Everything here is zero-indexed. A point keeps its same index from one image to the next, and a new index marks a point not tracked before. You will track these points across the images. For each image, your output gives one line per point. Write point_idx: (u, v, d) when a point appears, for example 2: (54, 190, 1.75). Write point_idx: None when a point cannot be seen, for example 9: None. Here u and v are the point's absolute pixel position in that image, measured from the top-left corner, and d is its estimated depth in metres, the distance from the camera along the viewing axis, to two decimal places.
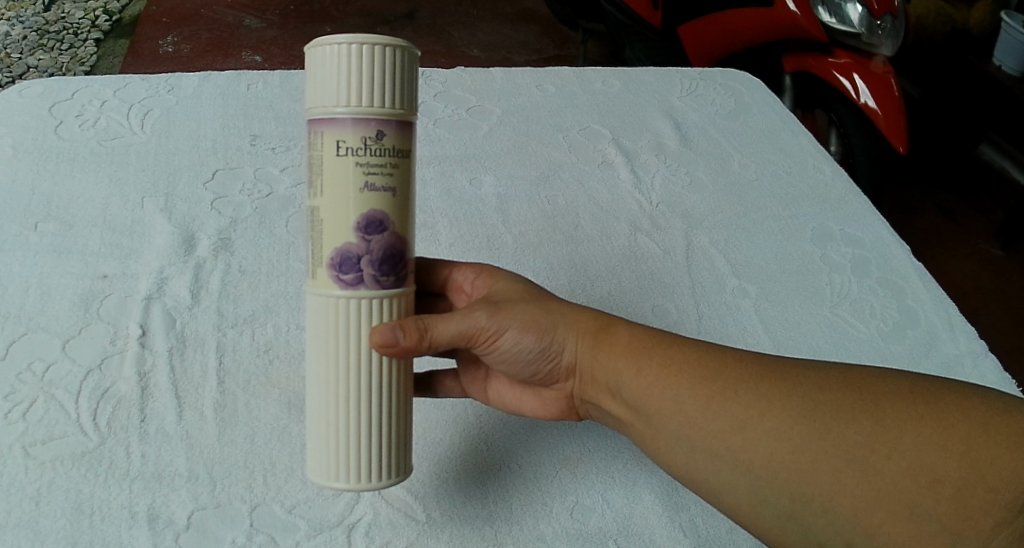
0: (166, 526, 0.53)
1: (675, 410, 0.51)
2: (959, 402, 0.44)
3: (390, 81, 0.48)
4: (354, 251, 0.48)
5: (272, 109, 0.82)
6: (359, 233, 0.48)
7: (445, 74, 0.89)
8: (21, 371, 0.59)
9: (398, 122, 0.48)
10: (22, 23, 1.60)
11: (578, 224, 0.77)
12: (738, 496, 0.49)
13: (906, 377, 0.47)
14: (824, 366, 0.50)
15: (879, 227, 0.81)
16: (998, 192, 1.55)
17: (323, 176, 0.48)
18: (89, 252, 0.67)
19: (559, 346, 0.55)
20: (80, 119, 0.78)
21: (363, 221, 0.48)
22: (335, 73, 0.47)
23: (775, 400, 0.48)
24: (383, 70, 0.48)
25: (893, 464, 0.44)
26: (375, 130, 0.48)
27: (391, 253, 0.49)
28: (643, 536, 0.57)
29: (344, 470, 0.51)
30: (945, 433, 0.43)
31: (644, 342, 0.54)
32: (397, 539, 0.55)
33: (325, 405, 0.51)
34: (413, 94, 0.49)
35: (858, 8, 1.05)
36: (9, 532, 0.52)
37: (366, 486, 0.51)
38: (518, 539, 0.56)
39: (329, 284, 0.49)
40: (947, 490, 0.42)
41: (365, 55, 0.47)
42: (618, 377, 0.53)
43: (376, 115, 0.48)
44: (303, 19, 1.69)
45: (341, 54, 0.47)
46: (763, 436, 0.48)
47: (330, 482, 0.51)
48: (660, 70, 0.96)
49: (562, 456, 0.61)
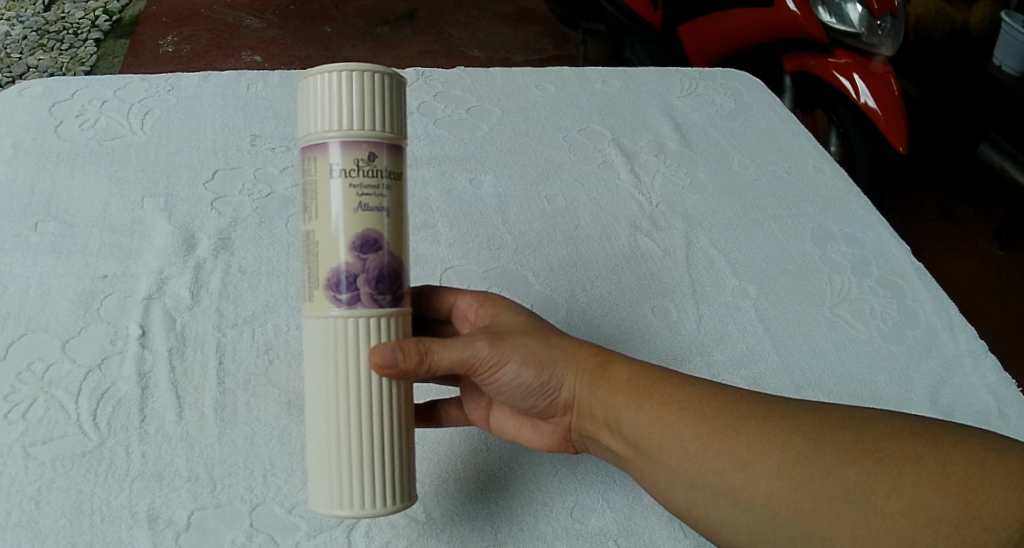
0: (166, 526, 0.53)
1: (676, 449, 0.50)
2: (953, 442, 0.46)
3: (380, 103, 0.49)
4: (351, 269, 0.48)
5: (272, 109, 0.82)
6: (354, 252, 0.48)
7: (445, 74, 0.89)
8: (21, 371, 0.59)
9: (389, 144, 0.49)
10: (22, 23, 1.60)
11: (578, 224, 0.77)
12: (737, 534, 0.49)
13: (901, 417, 0.48)
14: (821, 405, 0.50)
15: (878, 227, 0.81)
16: (999, 192, 1.55)
17: (317, 200, 0.49)
18: (89, 252, 0.67)
19: (558, 382, 0.54)
20: (80, 119, 0.78)
21: (358, 240, 0.48)
22: (324, 100, 0.48)
23: (774, 439, 0.48)
24: (373, 93, 0.48)
25: (892, 503, 0.45)
26: (367, 152, 0.48)
27: (387, 272, 0.49)
28: (643, 536, 0.57)
29: (346, 496, 0.50)
30: (942, 474, 0.45)
31: (643, 379, 0.53)
32: (397, 540, 0.55)
33: (324, 427, 0.51)
34: (403, 117, 0.50)
35: (858, 8, 1.05)
36: (9, 532, 0.52)
37: (370, 512, 0.50)
38: (518, 539, 0.56)
39: (326, 305, 0.49)
40: (945, 529, 0.43)
41: (353, 82, 0.48)
42: (617, 414, 0.53)
43: (368, 136, 0.48)
44: (303, 19, 1.69)
45: (329, 82, 0.48)
46: (763, 475, 0.48)
47: (331, 508, 0.50)
48: (660, 70, 0.96)
49: (562, 456, 0.61)
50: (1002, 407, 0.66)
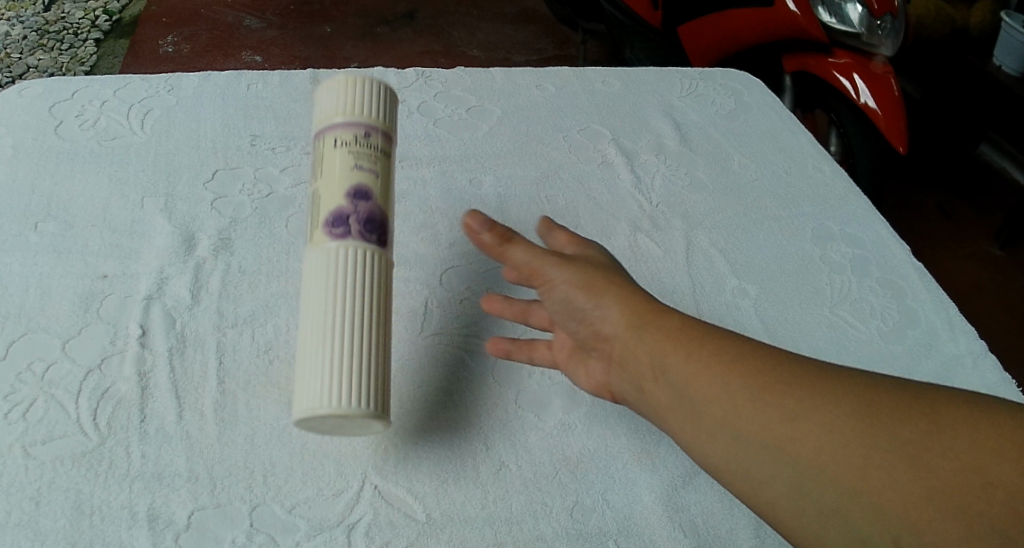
0: (166, 526, 0.52)
1: (721, 400, 0.51)
2: (1013, 420, 0.45)
3: (379, 101, 0.58)
4: (344, 211, 0.53)
5: (272, 110, 0.83)
6: (348, 198, 0.54)
7: (445, 74, 0.90)
8: (21, 371, 0.59)
9: (382, 131, 0.58)
10: (22, 23, 1.60)
11: (577, 224, 0.77)
12: (779, 492, 0.48)
13: (955, 394, 0.49)
14: (874, 376, 0.51)
15: (878, 227, 0.81)
16: (998, 192, 1.55)
17: (321, 165, 0.55)
18: (90, 253, 0.67)
19: (604, 310, 0.58)
20: (80, 119, 0.79)
21: (351, 191, 0.54)
22: (332, 94, 0.58)
23: (822, 394, 0.49)
24: (376, 95, 0.58)
25: (944, 462, 0.45)
26: (362, 132, 0.56)
27: (375, 217, 0.54)
28: (644, 536, 0.55)
29: (329, 391, 0.48)
30: (997, 442, 0.45)
31: (692, 333, 0.55)
32: (397, 539, 0.53)
33: (313, 332, 0.50)
34: (396, 114, 0.60)
35: (858, 8, 1.05)
36: (9, 532, 0.50)
37: (348, 408, 0.48)
38: (518, 539, 0.54)
39: (323, 239, 0.53)
40: (1000, 493, 0.43)
41: (362, 85, 0.58)
42: (663, 360, 0.55)
43: (364, 122, 0.57)
44: (303, 20, 1.69)
45: (342, 83, 0.58)
46: (811, 428, 0.48)
47: (311, 407, 0.47)
48: (660, 70, 0.96)
49: (562, 456, 0.59)
50: None
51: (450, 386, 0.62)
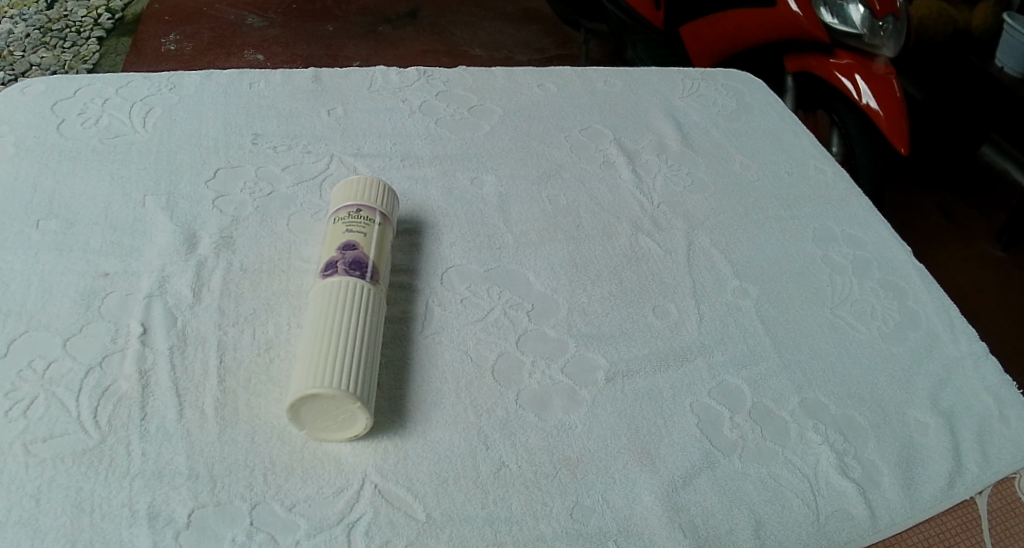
0: (166, 524, 0.51)
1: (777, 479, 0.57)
2: None
3: (378, 197, 0.70)
4: (332, 261, 0.63)
5: (274, 108, 0.84)
6: (337, 250, 0.64)
7: (446, 74, 0.91)
8: (21, 368, 0.59)
9: (381, 213, 0.69)
10: (25, 20, 1.60)
11: (578, 223, 0.77)
12: None
13: None
14: None
15: (878, 227, 0.81)
16: (1000, 193, 1.55)
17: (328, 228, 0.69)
18: (91, 251, 0.67)
19: None
20: (82, 117, 0.79)
21: (340, 245, 0.64)
22: (339, 190, 0.71)
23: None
24: (377, 187, 0.70)
25: None
26: (353, 208, 0.68)
27: (356, 264, 0.63)
28: (643, 536, 0.54)
29: (320, 375, 0.54)
30: None
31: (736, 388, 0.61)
32: (397, 539, 0.53)
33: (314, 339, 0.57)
34: (394, 198, 0.72)
35: (859, 9, 1.05)
36: (9, 530, 0.50)
37: (339, 393, 0.54)
38: (518, 539, 0.53)
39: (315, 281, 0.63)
40: None
41: (371, 187, 0.70)
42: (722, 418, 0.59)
43: (360, 199, 0.69)
44: (306, 19, 1.69)
45: (355, 179, 0.71)
46: None
47: (307, 389, 0.54)
48: (661, 71, 0.97)
49: (562, 455, 0.58)
50: (1002, 408, 0.66)
51: (450, 385, 0.62)
